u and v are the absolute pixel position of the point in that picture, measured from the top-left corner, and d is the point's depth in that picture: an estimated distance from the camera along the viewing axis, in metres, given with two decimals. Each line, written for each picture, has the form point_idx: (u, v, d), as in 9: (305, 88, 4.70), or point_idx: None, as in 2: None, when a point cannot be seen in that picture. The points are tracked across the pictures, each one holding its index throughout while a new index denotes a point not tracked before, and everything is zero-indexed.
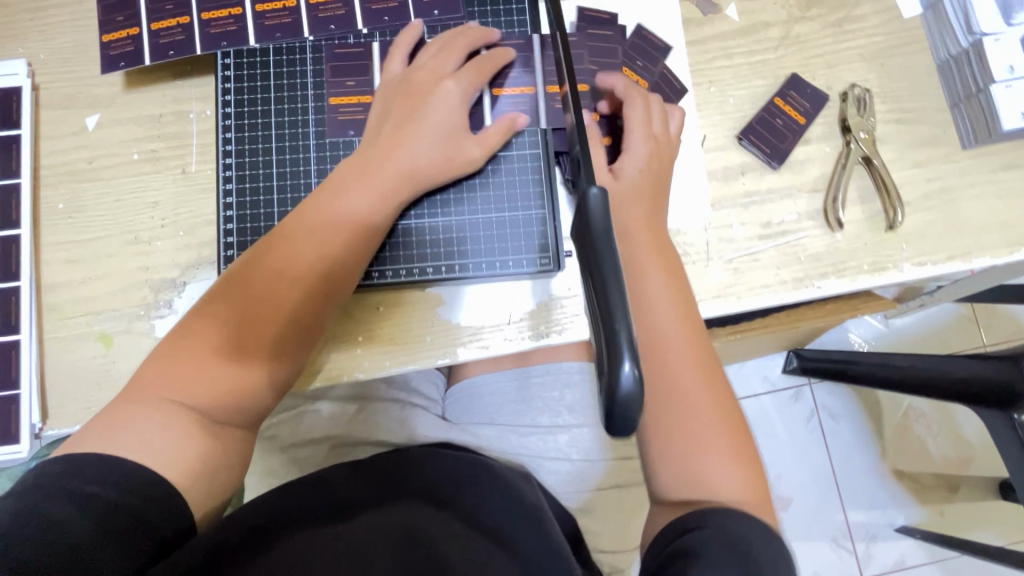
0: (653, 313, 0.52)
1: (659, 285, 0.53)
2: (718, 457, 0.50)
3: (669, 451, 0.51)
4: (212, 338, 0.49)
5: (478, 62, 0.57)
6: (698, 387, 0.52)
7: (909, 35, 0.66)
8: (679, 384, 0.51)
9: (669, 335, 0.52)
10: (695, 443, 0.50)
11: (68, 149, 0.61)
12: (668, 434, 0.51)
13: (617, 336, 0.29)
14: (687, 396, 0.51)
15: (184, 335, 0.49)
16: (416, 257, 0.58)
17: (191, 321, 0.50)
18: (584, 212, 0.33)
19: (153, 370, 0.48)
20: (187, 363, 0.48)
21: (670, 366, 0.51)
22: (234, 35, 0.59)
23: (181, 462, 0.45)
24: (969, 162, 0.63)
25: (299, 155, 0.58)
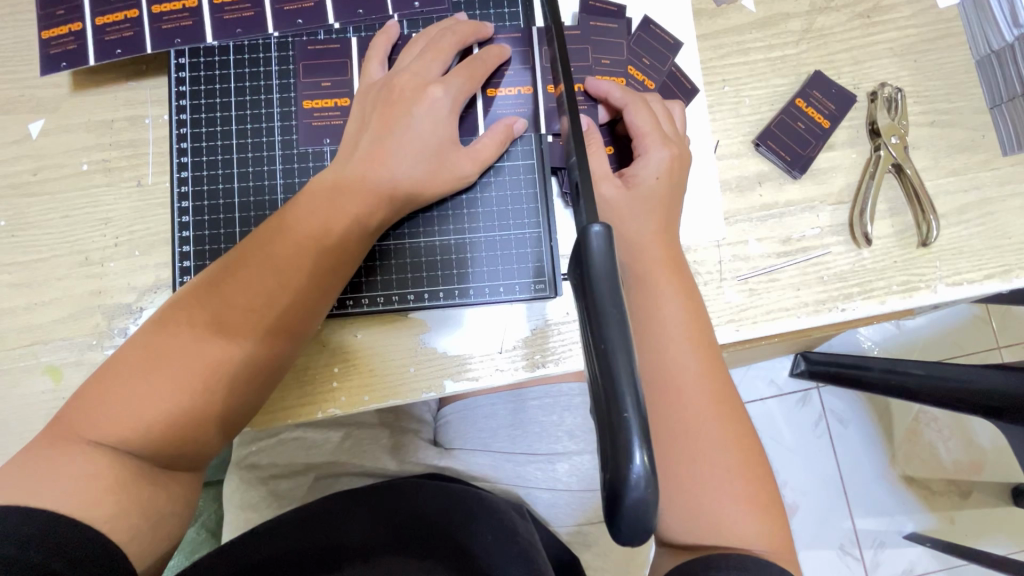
0: (663, 333, 0.46)
1: (670, 301, 0.47)
2: (736, 504, 0.43)
3: (678, 490, 0.43)
4: (159, 371, 0.42)
5: (470, 62, 0.51)
6: (713, 419, 0.44)
7: (945, 27, 0.59)
8: (691, 413, 0.44)
9: (681, 359, 0.45)
10: (709, 483, 0.43)
11: (10, 160, 0.55)
12: (680, 473, 0.44)
13: (626, 420, 0.24)
14: (700, 427, 0.44)
15: (125, 369, 0.43)
16: (396, 281, 0.52)
17: (134, 352, 0.43)
18: (585, 254, 0.27)
19: (90, 405, 0.42)
20: (130, 399, 0.42)
21: (682, 393, 0.45)
22: (189, 31, 0.53)
23: (118, 515, 0.40)
24: (1011, 170, 0.57)
25: (264, 166, 0.52)
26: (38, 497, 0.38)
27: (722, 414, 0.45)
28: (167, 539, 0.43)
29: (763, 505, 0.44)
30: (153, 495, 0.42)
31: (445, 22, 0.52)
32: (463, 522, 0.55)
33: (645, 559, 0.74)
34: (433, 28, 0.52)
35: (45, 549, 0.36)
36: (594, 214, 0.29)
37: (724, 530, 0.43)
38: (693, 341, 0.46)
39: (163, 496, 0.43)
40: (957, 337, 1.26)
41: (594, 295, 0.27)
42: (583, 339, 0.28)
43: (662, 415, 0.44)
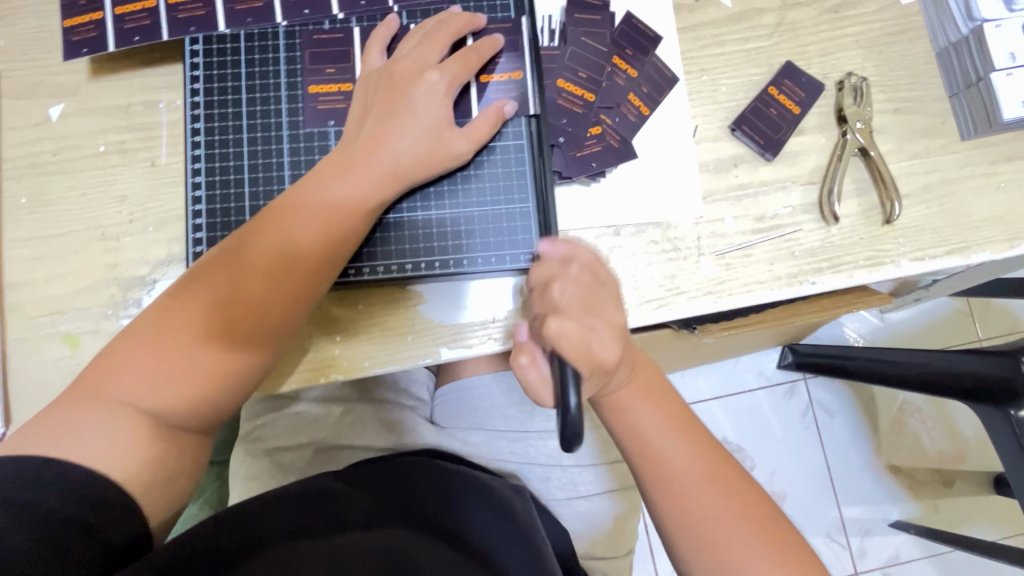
0: (636, 426, 0.51)
1: (648, 413, 0.51)
2: (763, 561, 0.47)
3: (701, 565, 0.48)
4: (180, 333, 0.46)
5: (464, 51, 0.55)
6: (724, 497, 0.49)
7: (906, 22, 0.63)
8: (691, 488, 0.49)
9: (660, 435, 0.50)
10: (726, 544, 0.48)
11: (30, 141, 0.59)
12: (700, 549, 0.48)
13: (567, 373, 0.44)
14: (703, 498, 0.49)
15: (144, 332, 0.46)
16: (395, 253, 0.56)
17: (153, 317, 0.47)
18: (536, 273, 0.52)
19: (115, 361, 0.45)
20: (153, 356, 0.45)
21: (681, 483, 0.49)
22: (203, 21, 0.56)
23: (136, 468, 0.44)
24: (968, 154, 0.61)
25: (271, 146, 0.55)
26: (63, 448, 0.42)
27: (714, 469, 0.50)
28: (176, 498, 0.47)
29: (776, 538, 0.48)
30: (168, 447, 0.46)
31: (440, 15, 0.56)
32: (460, 504, 0.57)
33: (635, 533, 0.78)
34: (432, 21, 0.56)
35: (66, 496, 0.40)
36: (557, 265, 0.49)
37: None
38: (669, 423, 0.51)
39: (173, 452, 0.46)
40: (937, 327, 1.31)
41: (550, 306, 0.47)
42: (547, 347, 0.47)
43: (662, 493, 0.49)
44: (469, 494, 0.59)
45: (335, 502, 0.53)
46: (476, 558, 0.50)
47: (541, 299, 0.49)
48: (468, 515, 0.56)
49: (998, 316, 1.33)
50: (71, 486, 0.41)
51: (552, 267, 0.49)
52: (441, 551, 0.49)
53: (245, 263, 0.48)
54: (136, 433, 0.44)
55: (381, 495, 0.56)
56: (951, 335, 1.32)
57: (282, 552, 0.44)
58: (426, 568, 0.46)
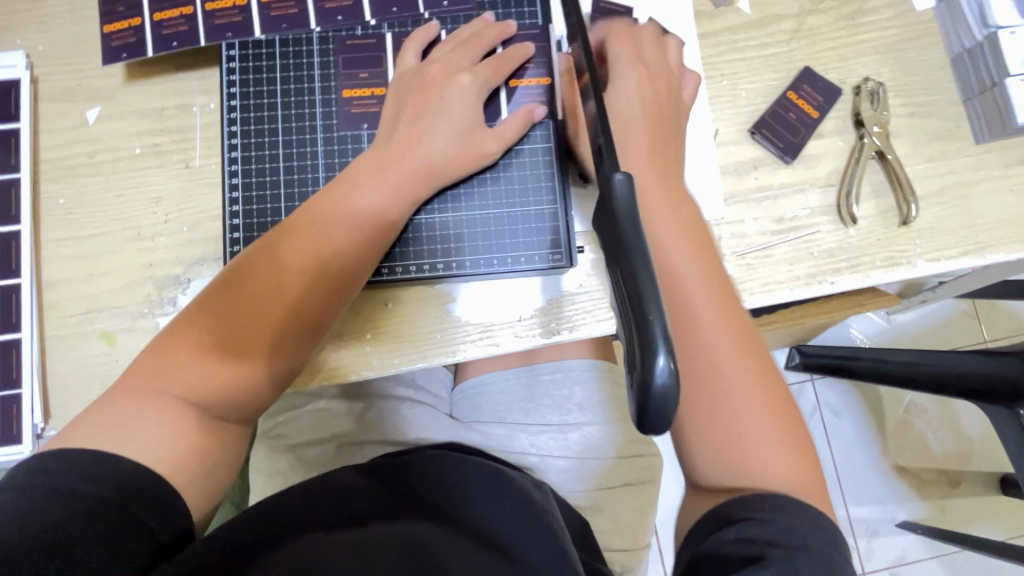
0: (668, 254, 0.48)
1: (669, 229, 0.49)
2: (775, 444, 0.45)
3: (705, 435, 0.46)
4: (217, 331, 0.47)
5: (496, 58, 0.57)
6: (745, 371, 0.46)
7: (921, 28, 0.65)
8: (720, 365, 0.46)
9: (696, 292, 0.47)
10: (739, 428, 0.45)
11: (68, 143, 0.60)
12: (710, 424, 0.46)
13: (651, 325, 0.29)
14: (728, 377, 0.46)
15: (188, 330, 0.48)
16: (427, 252, 0.57)
17: (196, 315, 0.48)
18: (611, 199, 0.33)
19: (160, 358, 0.47)
20: (198, 352, 0.47)
21: (701, 345, 0.46)
22: (239, 26, 0.58)
23: (181, 461, 0.45)
24: (982, 157, 0.63)
25: (306, 148, 0.57)
26: (111, 443, 0.43)
27: (748, 356, 0.47)
28: (218, 489, 0.48)
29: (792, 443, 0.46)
30: (212, 441, 0.47)
31: (473, 24, 0.58)
32: (477, 498, 0.59)
33: (650, 527, 0.79)
34: (463, 29, 0.58)
35: (117, 489, 0.41)
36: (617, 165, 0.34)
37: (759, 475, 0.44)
38: (710, 287, 0.48)
39: (217, 445, 0.47)
40: (944, 328, 1.32)
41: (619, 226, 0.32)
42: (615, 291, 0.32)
43: (688, 367, 0.46)
44: (487, 487, 0.60)
45: (352, 495, 0.56)
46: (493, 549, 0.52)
47: (636, 126, 0.52)
48: (486, 508, 0.57)
49: (1005, 318, 1.34)
50: (121, 479, 0.42)
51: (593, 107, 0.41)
52: (456, 539, 0.52)
53: (284, 259, 0.49)
54: (181, 428, 0.45)
55: (397, 490, 0.58)
56: (958, 336, 1.33)
57: (305, 544, 0.47)
58: (446, 560, 0.48)
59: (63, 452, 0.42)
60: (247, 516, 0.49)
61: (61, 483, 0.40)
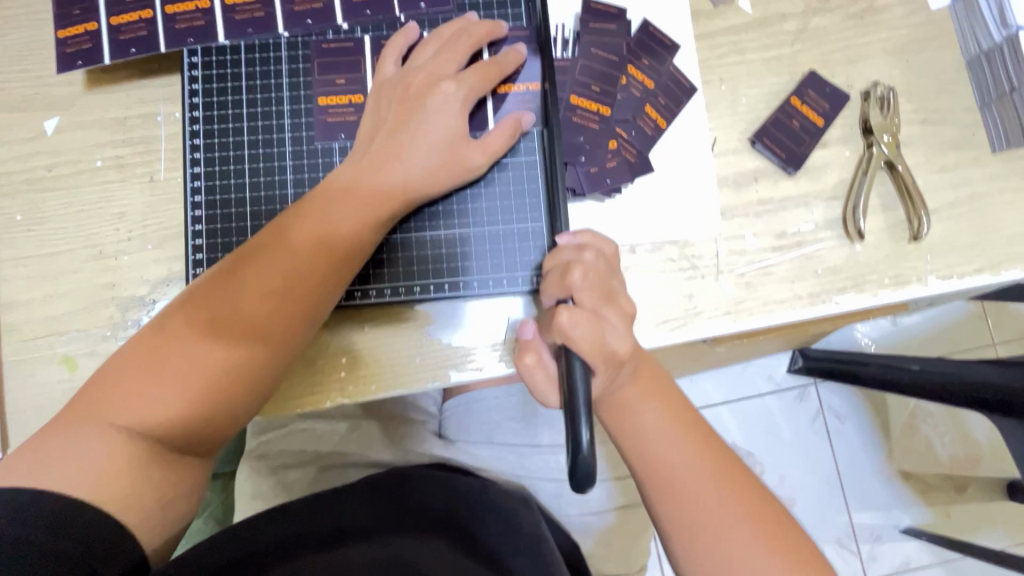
0: (643, 436, 0.46)
1: (650, 414, 0.47)
2: None
3: None
4: (171, 359, 0.44)
5: (483, 64, 0.52)
6: (749, 530, 0.44)
7: (936, 27, 0.61)
8: (712, 517, 0.44)
9: (672, 452, 0.46)
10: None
11: (25, 155, 0.57)
12: None
13: (574, 408, 0.41)
14: (730, 530, 0.44)
15: (144, 354, 0.44)
16: (403, 273, 0.54)
17: (152, 337, 0.45)
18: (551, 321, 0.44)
19: (112, 384, 0.44)
20: (151, 380, 0.44)
21: (703, 520, 0.44)
22: (201, 31, 0.54)
23: (128, 497, 0.41)
24: (999, 167, 0.59)
25: (274, 162, 0.53)
26: (52, 477, 0.40)
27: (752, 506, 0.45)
28: (177, 522, 0.45)
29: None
30: (170, 475, 0.44)
31: (457, 22, 0.54)
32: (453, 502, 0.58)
33: (647, 547, 0.76)
34: (453, 29, 0.53)
35: (52, 529, 0.38)
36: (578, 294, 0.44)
37: None
38: (680, 432, 0.46)
39: (175, 477, 0.44)
40: (953, 334, 1.28)
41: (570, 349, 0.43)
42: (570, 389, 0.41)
43: (686, 528, 0.44)
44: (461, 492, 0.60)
45: (332, 511, 0.55)
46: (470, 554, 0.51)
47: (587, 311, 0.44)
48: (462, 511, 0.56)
49: (1016, 323, 1.30)
50: (58, 517, 0.39)
51: (568, 254, 0.48)
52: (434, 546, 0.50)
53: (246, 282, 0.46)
54: (130, 460, 0.42)
55: (378, 499, 0.57)
56: (967, 342, 1.29)
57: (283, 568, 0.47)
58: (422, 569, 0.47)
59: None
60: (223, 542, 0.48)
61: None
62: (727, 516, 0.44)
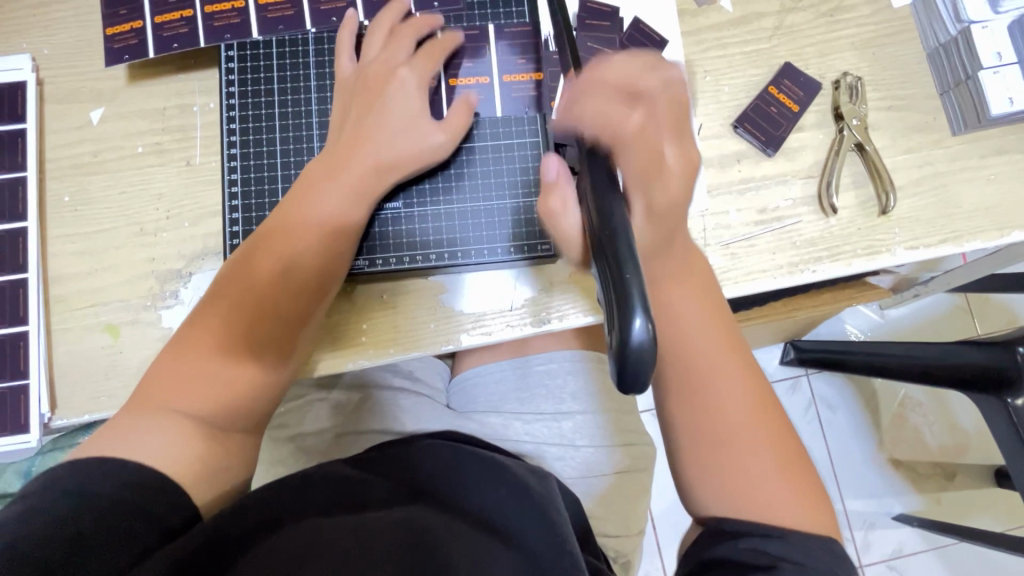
0: (683, 320, 0.51)
1: (683, 297, 0.52)
2: (773, 478, 0.48)
3: (714, 473, 0.50)
4: (202, 344, 0.51)
5: (428, 48, 0.59)
6: (744, 407, 0.50)
7: (899, 23, 0.67)
8: (728, 406, 0.50)
9: (702, 343, 0.51)
10: (750, 468, 0.49)
11: (73, 143, 0.62)
12: (717, 467, 0.49)
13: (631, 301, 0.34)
14: (739, 420, 0.50)
15: (173, 355, 0.51)
16: (420, 243, 0.60)
17: (179, 340, 0.52)
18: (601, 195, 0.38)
19: (149, 382, 0.50)
20: (182, 371, 0.50)
21: (706, 386, 0.50)
22: (237, 28, 0.60)
23: (184, 455, 0.47)
24: (959, 148, 0.65)
25: (303, 144, 0.59)
26: (117, 447, 0.46)
27: (752, 394, 0.51)
28: (222, 488, 0.50)
29: (793, 473, 0.49)
30: (213, 448, 0.49)
31: (389, 15, 0.59)
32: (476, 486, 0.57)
33: (643, 514, 0.81)
34: (392, 23, 0.59)
35: (121, 484, 0.44)
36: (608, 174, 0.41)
37: (766, 508, 0.48)
38: (714, 333, 0.52)
39: (219, 451, 0.50)
40: (936, 322, 1.34)
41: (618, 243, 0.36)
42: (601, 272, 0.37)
43: (702, 405, 0.50)
44: (484, 477, 0.58)
45: (354, 485, 0.55)
46: (490, 533, 0.52)
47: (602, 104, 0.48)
48: (486, 493, 0.56)
49: (996, 311, 1.35)
50: (126, 475, 0.45)
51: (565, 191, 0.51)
52: (455, 526, 0.52)
53: (257, 275, 0.53)
54: (178, 435, 0.48)
55: (399, 480, 0.57)
56: (950, 328, 1.34)
57: (307, 528, 0.48)
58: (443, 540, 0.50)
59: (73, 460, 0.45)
60: (248, 504, 0.48)
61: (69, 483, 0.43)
62: (730, 395, 0.50)
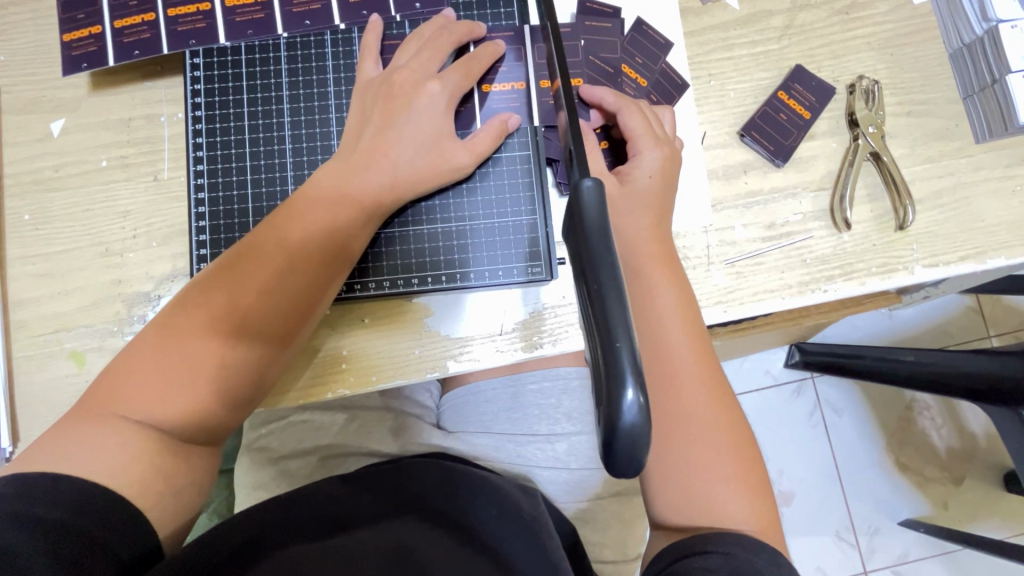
0: (659, 315, 0.50)
1: (664, 295, 0.50)
2: (728, 485, 0.47)
3: (673, 475, 0.47)
4: (179, 345, 0.46)
5: (465, 61, 0.54)
6: (710, 412, 0.48)
7: (919, 22, 0.62)
8: (692, 406, 0.48)
9: (677, 342, 0.49)
10: (706, 474, 0.47)
11: (33, 157, 0.58)
12: (675, 466, 0.47)
13: (622, 365, 0.27)
14: (700, 423, 0.48)
15: (145, 353, 0.46)
16: (401, 267, 0.55)
17: (152, 337, 0.47)
18: (578, 206, 0.31)
19: (116, 383, 0.45)
20: (150, 379, 0.45)
21: (675, 384, 0.48)
22: (203, 33, 0.56)
23: (145, 481, 0.43)
24: (983, 157, 0.60)
25: (275, 160, 0.55)
26: (71, 465, 0.42)
27: (719, 403, 0.49)
28: (187, 509, 0.46)
29: (751, 485, 0.47)
30: (178, 463, 0.45)
31: (436, 21, 0.55)
32: (463, 499, 0.56)
33: (642, 537, 0.77)
34: (428, 29, 0.55)
35: (74, 510, 0.40)
36: (586, 171, 0.33)
37: (718, 514, 0.46)
38: (688, 332, 0.50)
39: (183, 467, 0.46)
40: (948, 327, 1.29)
41: (598, 272, 0.30)
42: (585, 314, 0.31)
43: (667, 406, 0.48)
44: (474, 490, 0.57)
45: (332, 505, 0.53)
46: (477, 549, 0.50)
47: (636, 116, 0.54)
48: (476, 512, 0.55)
49: (1011, 314, 1.31)
50: (76, 500, 0.40)
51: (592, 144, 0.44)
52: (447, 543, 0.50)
53: (244, 285, 0.47)
54: (139, 448, 0.43)
55: (386, 497, 0.56)
56: (962, 333, 1.30)
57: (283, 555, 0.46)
58: (432, 562, 0.47)
59: (15, 476, 0.40)
60: (241, 516, 0.49)
61: (12, 507, 0.38)
62: (695, 397, 0.48)
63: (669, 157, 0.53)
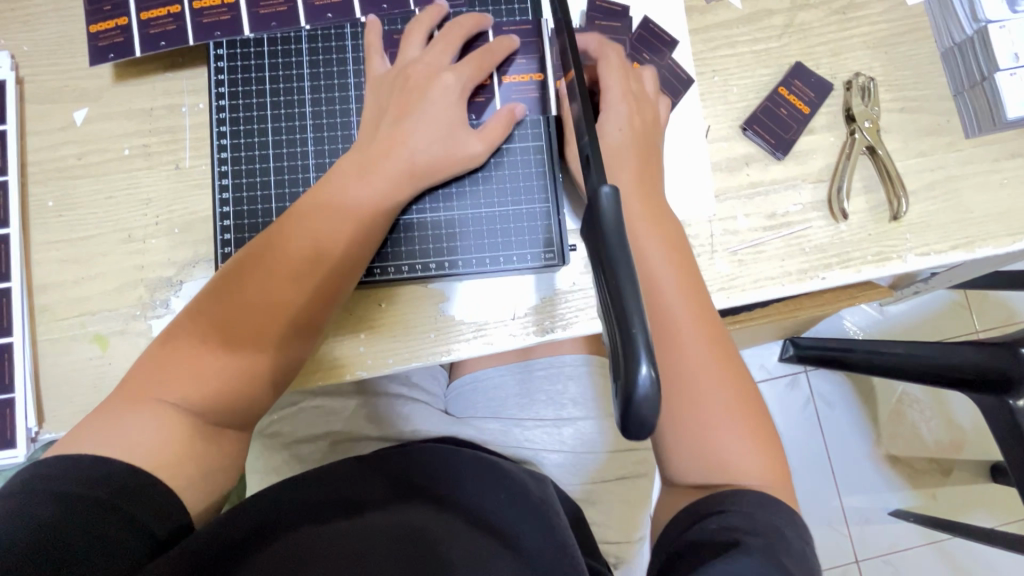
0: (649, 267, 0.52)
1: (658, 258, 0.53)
2: (739, 440, 0.49)
3: (684, 422, 0.49)
4: (199, 345, 0.48)
5: (478, 53, 0.56)
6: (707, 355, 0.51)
7: (913, 22, 0.65)
8: (692, 356, 0.50)
9: (670, 297, 0.52)
10: (711, 415, 0.49)
11: (57, 145, 0.60)
12: (678, 404, 0.50)
13: (635, 336, 0.30)
14: (702, 366, 0.50)
15: (171, 349, 0.48)
16: (419, 252, 0.57)
17: (178, 335, 0.48)
18: (595, 209, 0.34)
19: (145, 378, 0.47)
20: (177, 374, 0.47)
21: (671, 324, 0.51)
22: (228, 25, 0.58)
23: (176, 460, 0.45)
24: (972, 151, 0.63)
25: (297, 148, 0.57)
26: (103, 446, 0.43)
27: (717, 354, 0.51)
28: (217, 488, 0.48)
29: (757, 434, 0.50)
30: (211, 445, 0.47)
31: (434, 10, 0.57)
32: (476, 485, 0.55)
33: (645, 520, 0.80)
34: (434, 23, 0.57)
35: (111, 490, 0.42)
36: (603, 176, 0.36)
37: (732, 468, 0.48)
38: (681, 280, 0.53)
39: (215, 446, 0.47)
40: (937, 321, 1.33)
41: (603, 245, 0.33)
42: (601, 294, 0.34)
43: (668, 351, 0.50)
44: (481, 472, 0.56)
45: (345, 485, 0.53)
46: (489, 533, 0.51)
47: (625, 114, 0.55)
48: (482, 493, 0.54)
49: (997, 308, 1.35)
50: (110, 480, 0.42)
51: None
52: (457, 526, 0.51)
53: (267, 282, 0.49)
54: (175, 429, 0.45)
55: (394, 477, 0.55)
56: (950, 327, 1.34)
57: (307, 541, 0.47)
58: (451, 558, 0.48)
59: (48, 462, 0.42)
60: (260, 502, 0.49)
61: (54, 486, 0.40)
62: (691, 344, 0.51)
63: (638, 113, 0.56)
